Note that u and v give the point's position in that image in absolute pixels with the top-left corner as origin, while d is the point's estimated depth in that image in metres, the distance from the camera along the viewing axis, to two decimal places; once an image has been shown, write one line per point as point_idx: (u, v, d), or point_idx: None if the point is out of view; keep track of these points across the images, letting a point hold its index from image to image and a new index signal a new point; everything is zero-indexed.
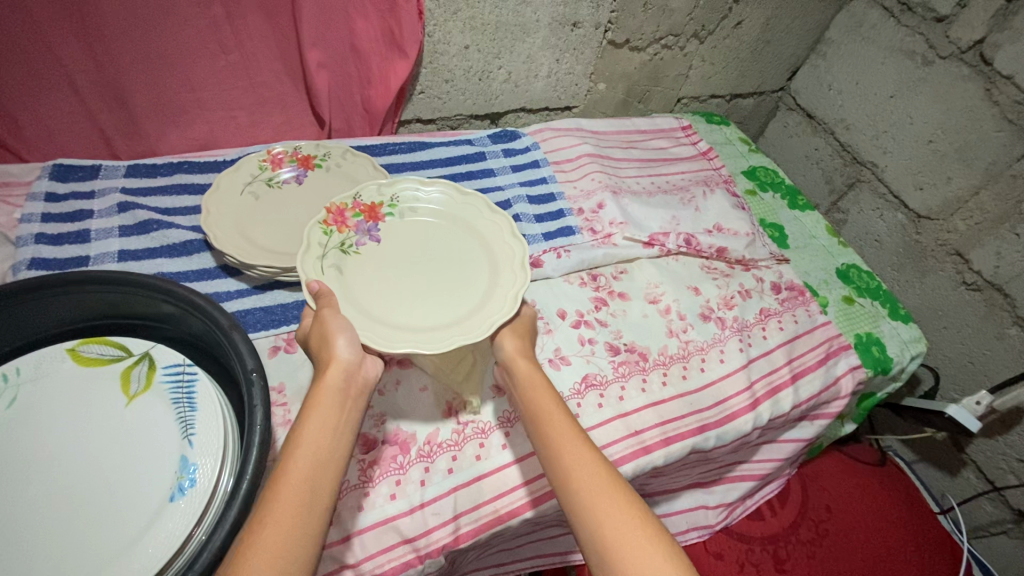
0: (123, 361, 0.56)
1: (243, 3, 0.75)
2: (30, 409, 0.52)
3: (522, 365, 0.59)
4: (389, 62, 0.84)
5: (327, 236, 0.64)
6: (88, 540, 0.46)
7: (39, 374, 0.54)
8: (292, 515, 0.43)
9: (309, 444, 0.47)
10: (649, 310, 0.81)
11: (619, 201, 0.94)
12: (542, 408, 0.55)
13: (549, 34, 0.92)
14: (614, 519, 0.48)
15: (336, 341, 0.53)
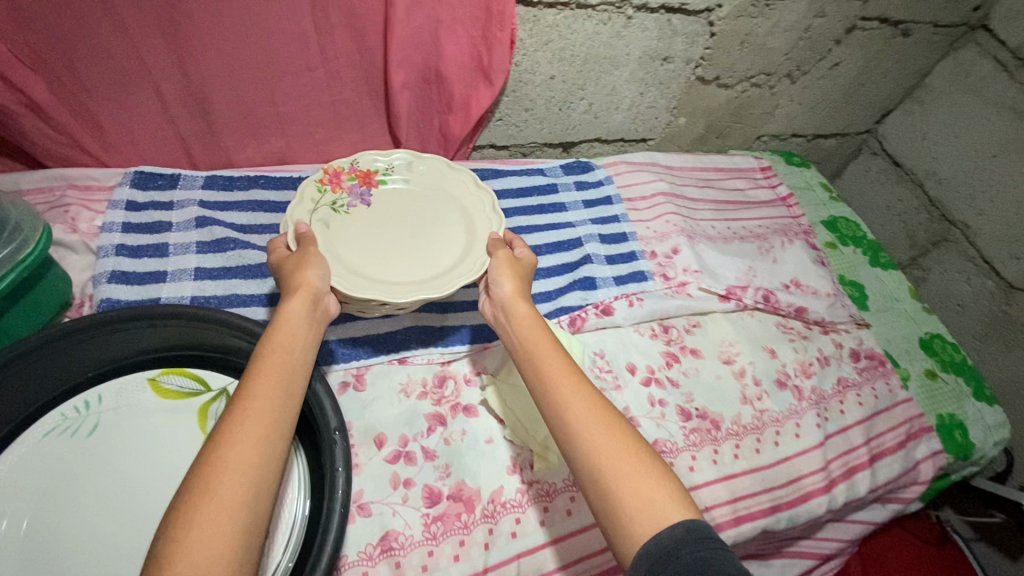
0: (201, 396, 0.56)
1: (335, 21, 0.73)
2: (108, 442, 0.52)
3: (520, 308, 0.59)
4: (472, 88, 0.82)
5: (321, 193, 0.71)
6: None
7: (120, 403, 0.54)
8: (262, 413, 0.43)
9: (272, 357, 0.47)
10: (723, 372, 0.77)
11: (695, 247, 0.90)
12: (537, 348, 0.54)
13: (637, 67, 0.88)
14: (617, 445, 0.47)
15: (303, 273, 0.56)
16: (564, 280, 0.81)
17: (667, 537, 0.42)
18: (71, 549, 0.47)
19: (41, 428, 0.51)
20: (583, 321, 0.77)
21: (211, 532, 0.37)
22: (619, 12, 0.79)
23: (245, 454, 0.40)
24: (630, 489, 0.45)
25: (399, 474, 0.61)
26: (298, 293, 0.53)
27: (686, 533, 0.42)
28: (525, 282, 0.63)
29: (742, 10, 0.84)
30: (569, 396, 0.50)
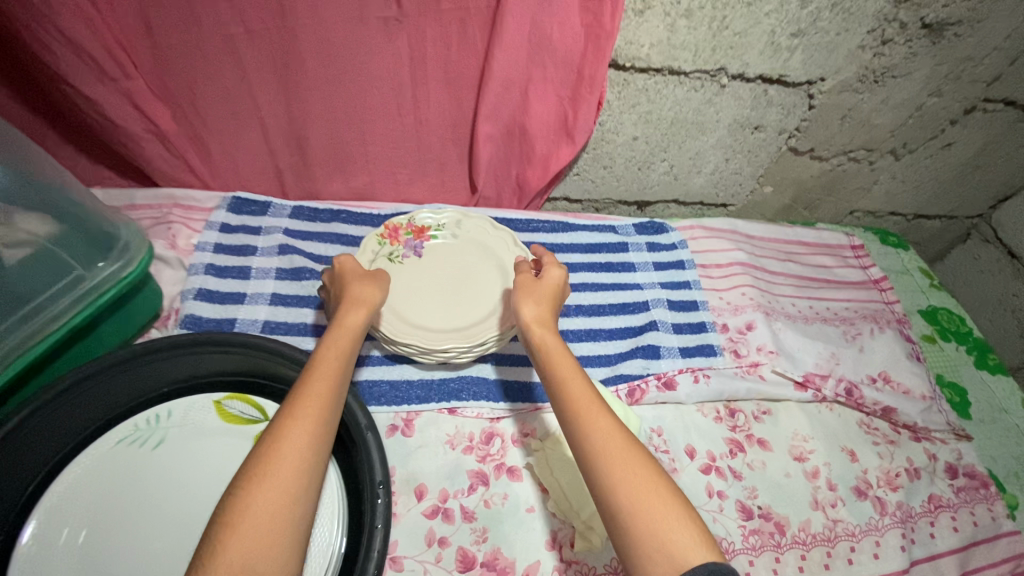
0: (259, 424, 0.57)
1: (430, 73, 0.77)
2: (167, 459, 0.54)
3: (536, 334, 0.59)
4: (554, 145, 0.82)
5: (380, 246, 0.77)
6: None
7: (186, 422, 0.56)
8: (318, 399, 0.48)
9: (325, 360, 0.52)
10: (794, 469, 0.71)
11: (772, 326, 0.84)
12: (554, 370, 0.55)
13: (726, 134, 0.86)
14: (637, 482, 0.46)
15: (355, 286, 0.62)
16: (626, 346, 0.78)
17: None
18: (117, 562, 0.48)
19: (112, 438, 0.54)
20: (642, 393, 0.73)
21: (258, 532, 0.40)
22: (713, 79, 0.78)
23: (289, 461, 0.43)
24: (647, 525, 0.44)
25: (435, 532, 0.59)
26: (350, 313, 0.58)
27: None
28: (551, 297, 0.63)
29: (845, 86, 0.81)
30: (588, 421, 0.50)
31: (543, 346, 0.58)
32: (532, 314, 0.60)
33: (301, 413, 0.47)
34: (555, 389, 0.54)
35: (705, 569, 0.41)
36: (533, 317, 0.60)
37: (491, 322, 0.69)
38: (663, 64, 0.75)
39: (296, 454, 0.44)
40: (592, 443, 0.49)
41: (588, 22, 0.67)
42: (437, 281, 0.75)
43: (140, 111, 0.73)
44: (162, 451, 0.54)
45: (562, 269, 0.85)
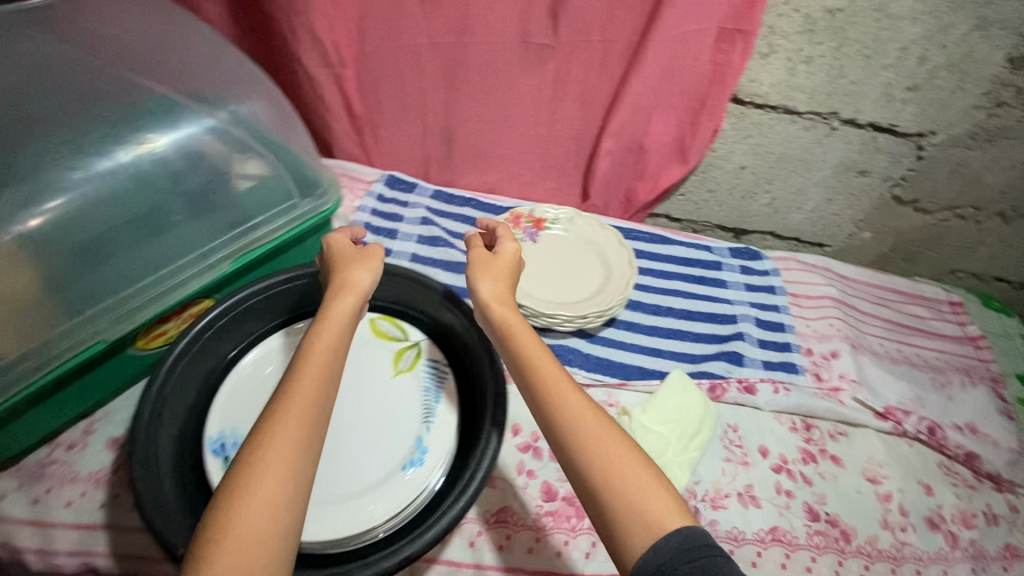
0: (401, 343, 0.70)
1: (569, 91, 0.91)
2: None
3: (499, 311, 0.60)
4: (667, 165, 0.93)
5: None
6: (337, 467, 0.59)
7: None
8: (307, 402, 0.47)
9: (313, 360, 0.50)
10: (865, 488, 0.73)
11: (857, 358, 0.87)
12: (523, 354, 0.56)
13: (830, 174, 0.93)
14: (618, 467, 0.48)
15: (347, 272, 0.60)
16: (712, 349, 0.85)
17: (660, 547, 0.44)
18: None
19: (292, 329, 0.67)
20: (723, 390, 0.78)
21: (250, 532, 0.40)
22: (824, 122, 0.86)
23: (276, 470, 0.43)
24: (627, 499, 0.46)
25: (525, 464, 0.68)
26: (339, 299, 0.57)
27: (680, 541, 0.44)
28: (507, 272, 0.65)
29: (956, 142, 0.86)
30: (560, 400, 0.52)
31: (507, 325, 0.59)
32: (489, 290, 0.62)
33: (288, 413, 0.46)
34: (524, 372, 0.55)
35: (681, 535, 0.44)
36: (499, 297, 0.62)
37: (590, 304, 0.80)
38: (780, 102, 0.84)
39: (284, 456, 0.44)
40: (566, 421, 0.50)
41: (719, 59, 0.78)
42: (549, 262, 0.86)
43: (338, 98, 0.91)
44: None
45: (658, 274, 0.93)
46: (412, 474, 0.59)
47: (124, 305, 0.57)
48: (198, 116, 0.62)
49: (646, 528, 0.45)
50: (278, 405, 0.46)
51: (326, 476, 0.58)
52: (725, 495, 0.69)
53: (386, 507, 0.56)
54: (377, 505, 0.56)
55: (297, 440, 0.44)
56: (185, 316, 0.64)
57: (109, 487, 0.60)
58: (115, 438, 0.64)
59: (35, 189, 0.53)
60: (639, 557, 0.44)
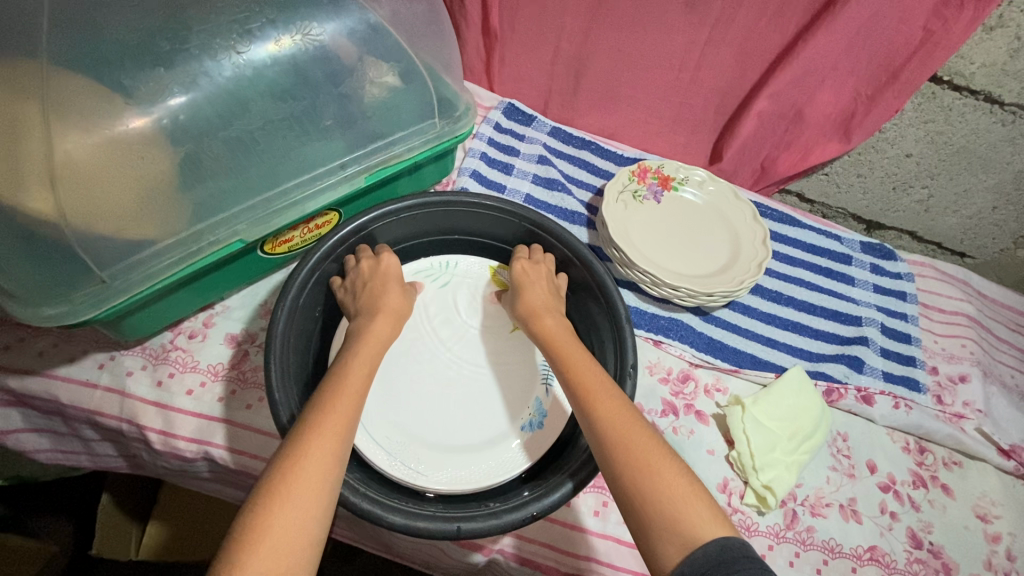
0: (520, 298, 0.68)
1: (728, 39, 0.78)
2: (451, 301, 0.67)
3: (545, 319, 0.59)
4: (821, 139, 0.83)
5: (628, 181, 0.82)
6: (456, 420, 0.59)
7: (469, 277, 0.68)
8: (355, 393, 0.46)
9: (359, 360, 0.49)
10: (973, 524, 0.69)
11: (987, 387, 0.80)
12: (561, 359, 0.55)
13: (1009, 180, 0.82)
14: (649, 477, 0.45)
15: (386, 294, 0.58)
16: (831, 349, 0.79)
17: (697, 557, 0.41)
18: (413, 363, 0.62)
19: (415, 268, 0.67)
20: (839, 396, 0.74)
21: (279, 547, 0.36)
22: None
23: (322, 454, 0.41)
24: (662, 506, 0.43)
25: None
26: (378, 318, 0.55)
27: (717, 553, 0.41)
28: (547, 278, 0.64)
29: None
30: (595, 401, 0.50)
31: (547, 335, 0.57)
32: (532, 301, 0.61)
33: (329, 423, 0.42)
34: (565, 374, 0.53)
35: (718, 545, 0.41)
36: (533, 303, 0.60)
37: (714, 281, 0.74)
38: (983, 88, 0.72)
39: (324, 467, 0.40)
40: (602, 419, 0.49)
41: (933, 26, 0.67)
42: (674, 228, 0.80)
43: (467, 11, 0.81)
44: (445, 292, 0.67)
45: (782, 259, 0.86)
46: (532, 436, 0.58)
47: (267, 205, 0.55)
48: (359, 11, 0.58)
49: (681, 538, 0.42)
50: (319, 411, 0.43)
51: (445, 427, 0.59)
52: (826, 504, 0.66)
53: (505, 466, 0.56)
54: (496, 462, 0.57)
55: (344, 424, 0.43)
56: (311, 226, 0.61)
57: (226, 382, 0.61)
58: (234, 334, 0.64)
59: (199, 70, 0.51)
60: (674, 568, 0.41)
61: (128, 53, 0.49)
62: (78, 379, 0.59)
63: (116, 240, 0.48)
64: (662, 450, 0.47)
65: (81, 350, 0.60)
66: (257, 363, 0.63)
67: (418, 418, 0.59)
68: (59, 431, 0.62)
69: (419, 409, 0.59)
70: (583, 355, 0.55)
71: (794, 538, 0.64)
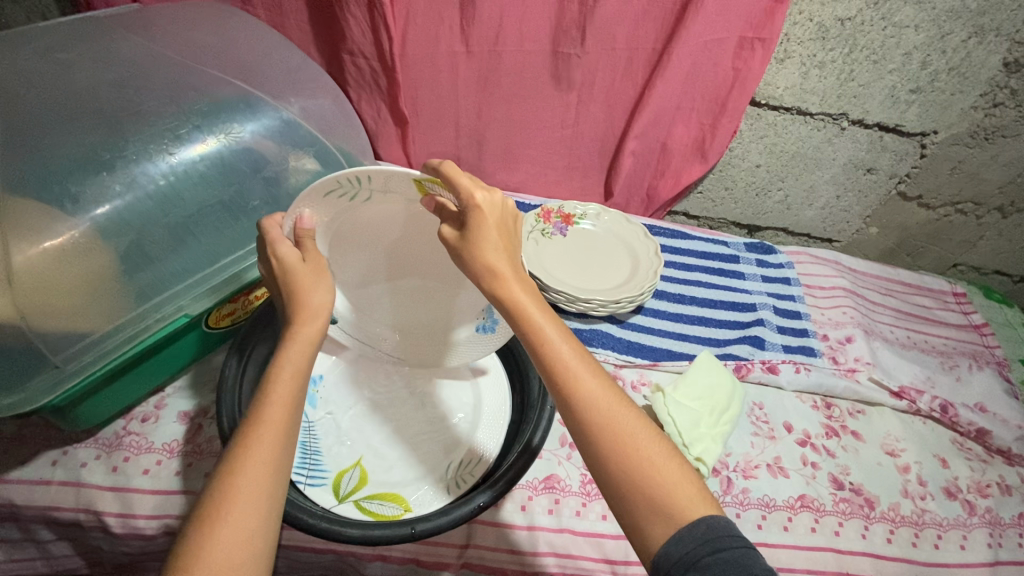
0: None
1: (593, 97, 0.94)
2: (372, 209, 0.58)
3: (511, 287, 0.49)
4: (687, 163, 1.00)
5: (535, 223, 0.94)
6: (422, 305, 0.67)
7: (386, 188, 0.54)
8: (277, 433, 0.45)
9: (278, 392, 0.46)
10: (885, 461, 0.78)
11: (870, 343, 0.92)
12: (536, 332, 0.48)
13: (840, 172, 1.00)
14: (615, 447, 0.45)
15: (308, 297, 0.51)
16: (734, 334, 0.90)
17: (683, 536, 0.43)
18: (363, 253, 0.63)
19: (323, 190, 0.53)
20: (748, 370, 0.83)
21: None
22: (835, 123, 0.93)
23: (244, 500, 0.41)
24: (645, 490, 0.44)
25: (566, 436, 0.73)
26: (303, 320, 0.50)
27: (702, 532, 0.42)
28: (500, 220, 0.51)
29: (957, 140, 0.93)
30: (582, 386, 0.47)
31: (515, 301, 0.49)
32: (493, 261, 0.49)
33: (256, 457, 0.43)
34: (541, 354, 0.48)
35: (702, 525, 0.43)
36: (490, 257, 0.49)
37: (621, 291, 0.85)
38: (793, 105, 0.91)
39: (255, 499, 0.41)
40: (590, 405, 0.46)
41: (739, 65, 0.85)
42: (579, 255, 0.91)
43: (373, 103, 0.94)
44: (367, 203, 0.57)
45: (679, 267, 0.98)
46: (461, 466, 0.63)
47: (207, 280, 0.62)
48: (273, 111, 0.69)
49: (665, 519, 0.43)
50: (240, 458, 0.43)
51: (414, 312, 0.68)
52: (755, 465, 0.74)
53: (451, 467, 0.62)
54: (443, 473, 0.62)
55: (267, 473, 0.43)
56: (251, 297, 0.68)
57: (182, 456, 0.64)
58: (186, 411, 0.68)
59: (137, 172, 0.60)
60: (660, 547, 0.43)
61: (75, 165, 0.57)
62: (32, 479, 0.60)
63: (65, 331, 0.52)
64: (633, 418, 0.47)
65: (33, 451, 0.62)
66: (211, 434, 0.66)
67: (376, 428, 0.66)
68: (12, 539, 0.62)
69: (376, 424, 0.66)
70: (560, 329, 0.49)
71: (733, 501, 0.70)
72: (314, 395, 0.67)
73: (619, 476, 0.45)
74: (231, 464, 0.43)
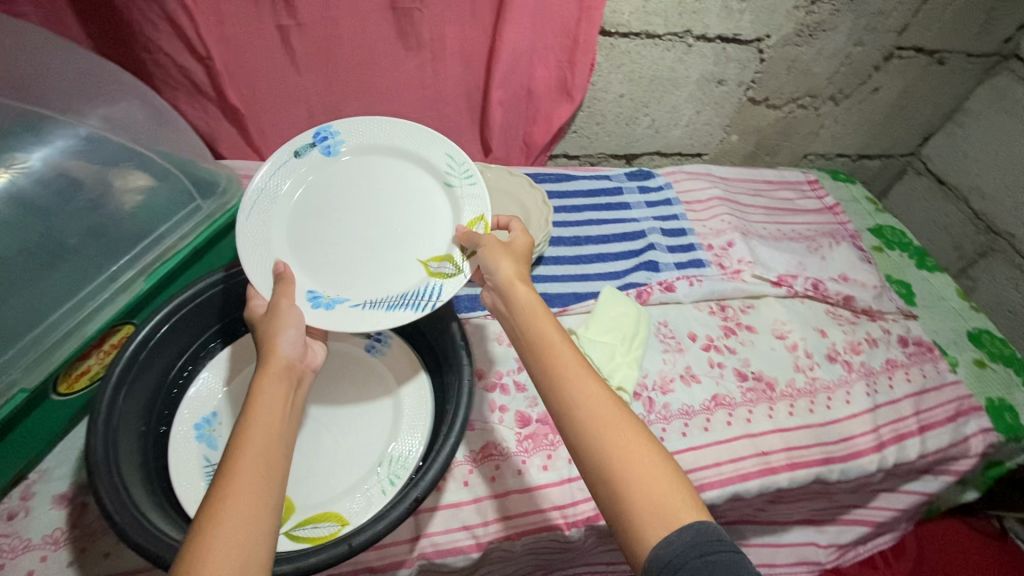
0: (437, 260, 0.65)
1: (449, 50, 0.89)
2: (431, 193, 0.69)
3: (519, 291, 0.55)
4: (555, 104, 0.98)
5: None
6: (309, 237, 0.64)
7: (463, 190, 0.68)
8: (256, 473, 0.42)
9: (259, 431, 0.44)
10: (777, 345, 0.86)
11: (748, 242, 1.00)
12: (535, 337, 0.52)
13: (696, 88, 1.04)
14: (603, 429, 0.46)
15: (281, 334, 0.53)
16: (631, 263, 0.93)
17: (672, 539, 0.41)
18: (357, 189, 0.68)
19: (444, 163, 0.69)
20: (648, 294, 0.87)
21: None
22: (681, 41, 0.95)
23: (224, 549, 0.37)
24: (643, 495, 0.44)
25: (496, 401, 0.72)
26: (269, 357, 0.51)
27: (693, 536, 0.41)
28: (523, 256, 0.60)
29: (787, 40, 1.00)
30: (580, 390, 0.48)
31: (524, 305, 0.54)
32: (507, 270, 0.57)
33: (234, 505, 0.39)
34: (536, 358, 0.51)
35: (695, 530, 0.42)
36: (513, 273, 0.57)
37: None
38: (641, 28, 0.92)
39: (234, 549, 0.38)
40: (585, 408, 0.47)
41: None
42: None
43: (203, 96, 0.81)
44: (447, 187, 0.68)
45: (569, 210, 0.99)
46: (391, 464, 0.60)
47: (37, 341, 0.54)
48: (64, 129, 0.60)
49: (664, 524, 0.42)
50: (218, 503, 0.39)
51: (304, 236, 0.64)
52: (670, 380, 0.78)
53: (382, 466, 0.60)
54: (373, 477, 0.59)
55: (247, 514, 0.39)
56: (105, 348, 0.59)
57: (71, 544, 0.56)
58: (63, 493, 0.59)
59: None
60: (650, 553, 0.42)
61: None
62: None
63: None
64: (631, 426, 0.47)
65: None
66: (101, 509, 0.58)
67: None
68: None
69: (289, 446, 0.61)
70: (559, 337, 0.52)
71: (657, 418, 0.74)
72: (210, 437, 0.59)
73: (620, 484, 0.44)
74: (208, 510, 0.39)
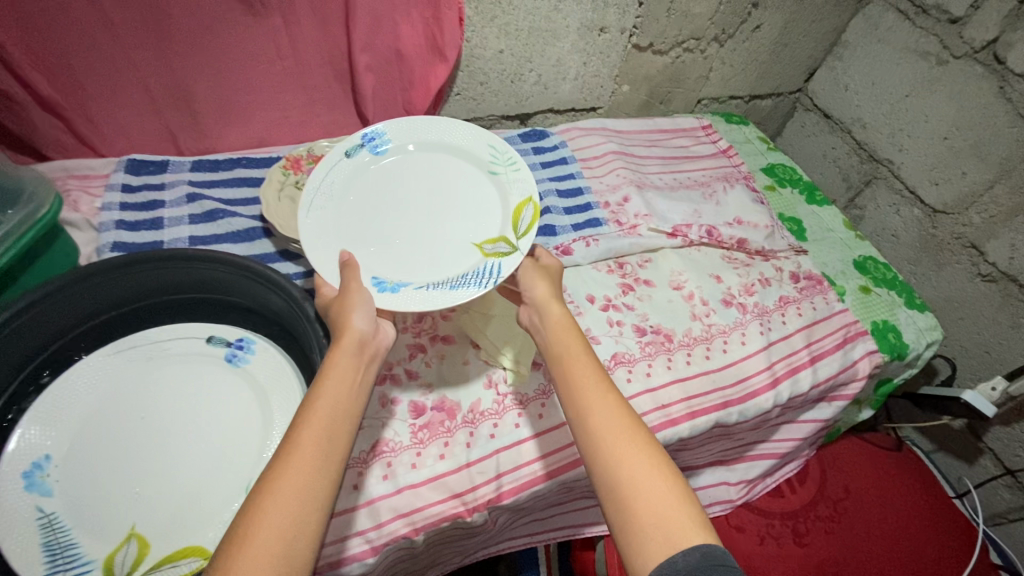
0: (492, 239, 0.67)
1: (298, 12, 0.80)
2: (476, 180, 0.72)
3: (553, 308, 0.60)
4: (429, 65, 0.91)
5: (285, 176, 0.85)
6: (356, 223, 0.66)
7: (508, 175, 0.72)
8: (315, 451, 0.44)
9: (323, 408, 0.46)
10: (674, 296, 0.86)
11: (644, 195, 0.98)
12: (560, 353, 0.56)
13: (578, 38, 0.99)
14: (614, 439, 0.49)
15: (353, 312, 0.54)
16: None
17: (678, 556, 0.43)
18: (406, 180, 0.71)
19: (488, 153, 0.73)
20: None
21: None
22: None
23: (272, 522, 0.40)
24: (650, 510, 0.46)
25: (387, 394, 0.68)
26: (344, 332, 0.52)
27: (698, 559, 0.43)
28: (552, 275, 0.65)
29: None
30: (598, 403, 0.52)
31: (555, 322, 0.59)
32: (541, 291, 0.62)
33: (297, 477, 0.42)
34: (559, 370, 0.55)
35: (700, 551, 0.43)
36: (547, 292, 0.61)
37: None
38: None
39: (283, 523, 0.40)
40: (601, 421, 0.50)
41: None
42: None
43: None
44: (492, 176, 0.72)
45: None
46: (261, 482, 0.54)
47: None
48: None
49: (664, 539, 0.44)
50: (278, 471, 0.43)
51: (355, 225, 0.66)
52: None
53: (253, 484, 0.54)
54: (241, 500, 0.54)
55: (298, 494, 0.41)
56: None
57: None
58: None
59: None
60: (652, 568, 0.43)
61: None
62: None
63: None
64: (646, 443, 0.50)
65: None
66: None
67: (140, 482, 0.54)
68: None
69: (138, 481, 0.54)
70: (585, 358, 0.55)
71: None
72: (43, 485, 0.52)
73: (627, 494, 0.47)
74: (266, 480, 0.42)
